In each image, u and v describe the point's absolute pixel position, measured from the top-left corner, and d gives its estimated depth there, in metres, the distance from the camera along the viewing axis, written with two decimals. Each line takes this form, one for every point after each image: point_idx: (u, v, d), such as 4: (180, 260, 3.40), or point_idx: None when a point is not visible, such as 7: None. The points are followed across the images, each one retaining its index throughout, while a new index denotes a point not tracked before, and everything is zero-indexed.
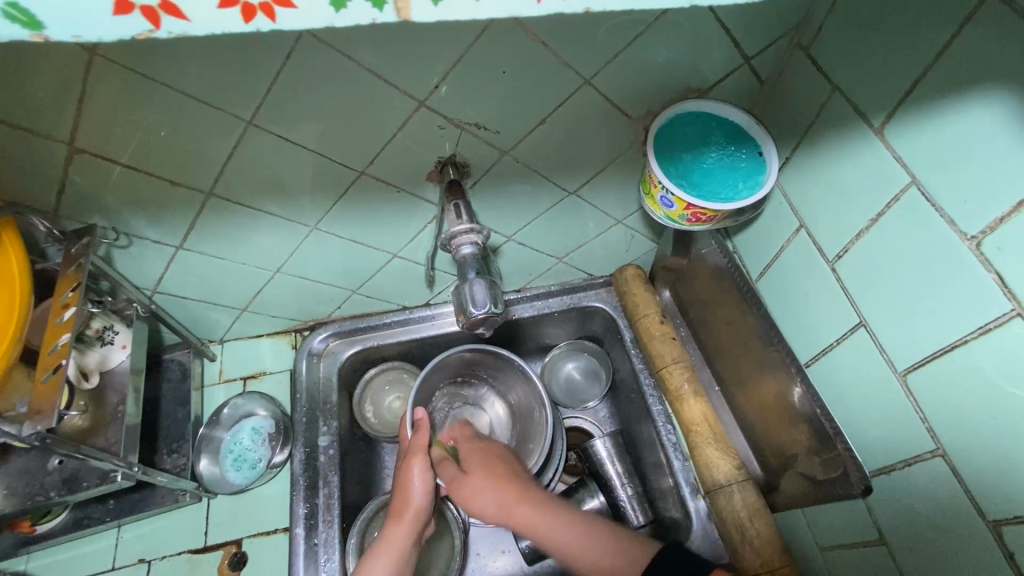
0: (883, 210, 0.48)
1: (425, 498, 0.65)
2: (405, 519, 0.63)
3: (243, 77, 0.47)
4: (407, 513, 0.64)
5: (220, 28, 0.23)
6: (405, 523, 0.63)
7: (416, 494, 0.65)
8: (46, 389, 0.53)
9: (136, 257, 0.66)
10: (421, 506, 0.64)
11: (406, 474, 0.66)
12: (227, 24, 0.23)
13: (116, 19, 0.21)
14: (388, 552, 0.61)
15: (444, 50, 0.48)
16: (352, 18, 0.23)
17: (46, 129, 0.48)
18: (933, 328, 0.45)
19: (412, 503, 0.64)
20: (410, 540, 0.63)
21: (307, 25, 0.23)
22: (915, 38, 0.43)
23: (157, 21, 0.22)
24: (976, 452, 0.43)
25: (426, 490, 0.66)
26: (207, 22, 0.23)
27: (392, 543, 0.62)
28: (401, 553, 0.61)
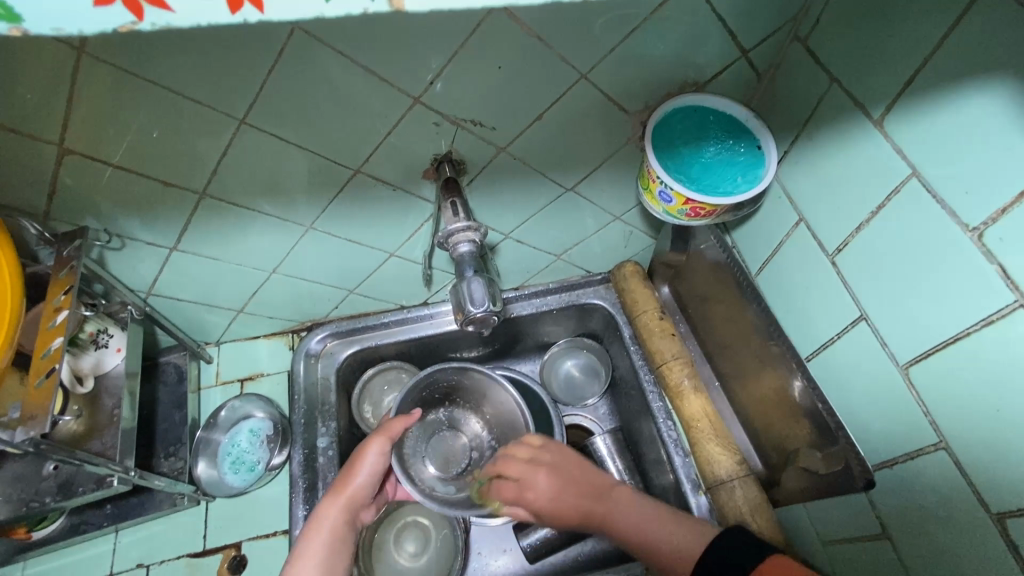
0: (884, 202, 0.48)
1: (369, 481, 0.65)
2: (342, 499, 0.64)
3: (235, 75, 0.46)
4: (346, 491, 0.64)
5: (206, 19, 0.21)
6: (341, 500, 0.64)
7: (365, 477, 0.65)
8: (39, 394, 0.53)
9: (129, 259, 0.65)
10: (363, 489, 0.65)
11: (360, 456, 0.65)
12: (213, 15, 0.21)
13: (99, 12, 0.20)
14: (319, 527, 0.61)
15: (439, 45, 0.47)
16: (344, 7, 0.22)
17: (34, 130, 0.47)
18: (934, 321, 0.45)
19: (355, 484, 0.65)
20: (341, 523, 0.63)
21: (296, 16, 0.22)
22: (915, 27, 0.42)
23: (139, 13, 0.21)
24: (980, 445, 0.43)
25: (374, 472, 0.66)
26: (191, 13, 0.21)
27: (321, 527, 0.62)
28: (332, 532, 0.62)
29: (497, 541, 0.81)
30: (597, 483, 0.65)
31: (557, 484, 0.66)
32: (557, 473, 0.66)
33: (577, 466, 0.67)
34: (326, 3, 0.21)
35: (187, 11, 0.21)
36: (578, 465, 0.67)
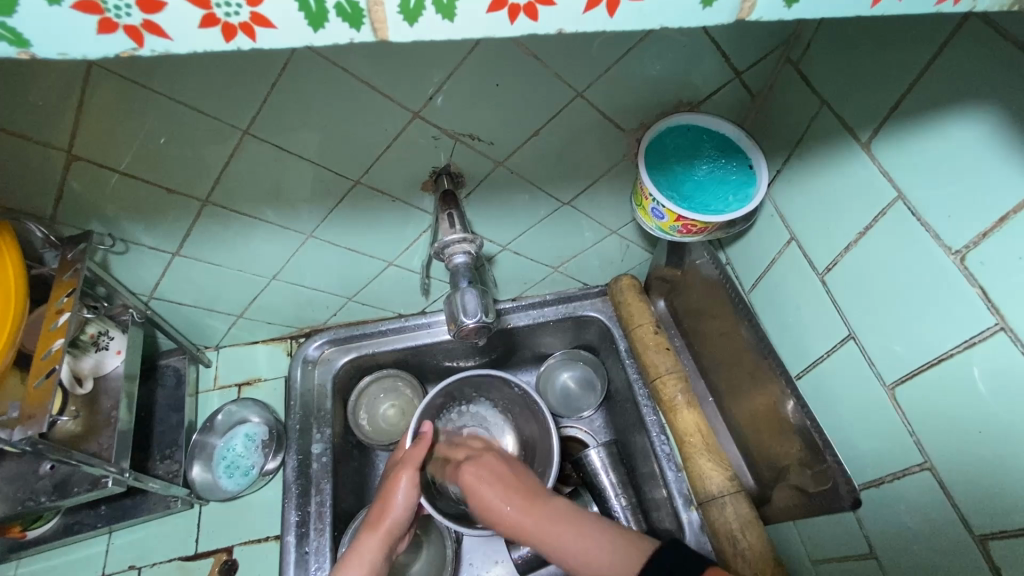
0: (872, 224, 0.49)
1: (406, 512, 0.65)
2: (379, 532, 0.63)
3: (238, 87, 0.48)
4: (382, 526, 0.63)
5: (201, 47, 0.23)
6: (377, 534, 0.63)
7: (397, 510, 0.65)
8: (38, 395, 0.54)
9: (132, 263, 0.67)
10: (399, 521, 0.64)
11: (393, 486, 0.66)
12: (208, 43, 0.23)
13: (100, 39, 0.22)
14: (359, 558, 0.61)
15: (438, 63, 0.49)
16: (331, 37, 0.23)
17: (44, 136, 0.49)
18: (920, 342, 0.46)
19: (391, 515, 0.64)
20: (380, 553, 0.62)
21: (285, 45, 0.23)
22: (902, 54, 0.43)
23: (139, 41, 0.22)
24: (965, 467, 0.43)
25: (408, 505, 0.65)
26: (189, 41, 0.23)
27: (362, 556, 0.61)
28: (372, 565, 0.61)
29: (489, 552, 0.81)
30: (531, 489, 0.63)
31: (475, 481, 0.65)
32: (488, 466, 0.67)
33: (506, 468, 0.67)
34: (316, 35, 0.23)
35: (185, 39, 0.23)
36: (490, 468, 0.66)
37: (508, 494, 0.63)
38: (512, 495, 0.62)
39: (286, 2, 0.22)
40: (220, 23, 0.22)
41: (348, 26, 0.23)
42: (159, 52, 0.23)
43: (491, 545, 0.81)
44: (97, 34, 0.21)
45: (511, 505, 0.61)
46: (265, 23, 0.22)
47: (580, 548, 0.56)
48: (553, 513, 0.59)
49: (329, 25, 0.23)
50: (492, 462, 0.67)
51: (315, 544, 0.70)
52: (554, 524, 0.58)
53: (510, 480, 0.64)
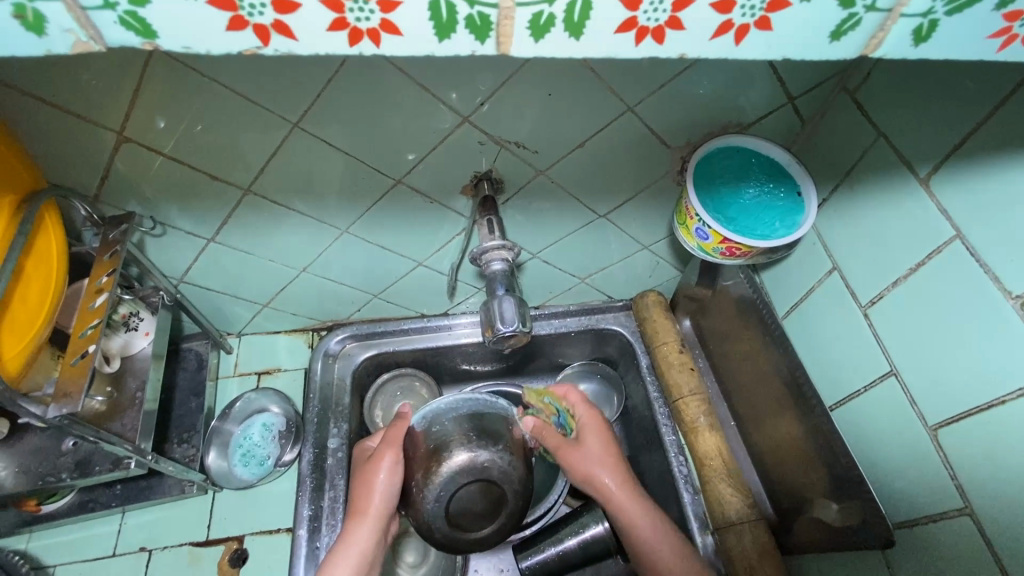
0: (923, 261, 0.48)
1: (388, 497, 0.61)
2: (369, 518, 0.60)
3: (296, 82, 0.48)
4: (370, 513, 0.60)
5: (326, 49, 0.25)
6: (369, 522, 0.60)
7: (380, 496, 0.61)
8: (73, 372, 0.54)
9: (166, 246, 0.67)
10: (385, 507, 0.61)
11: (373, 472, 0.61)
12: (333, 48, 0.25)
13: (230, 36, 0.24)
14: (350, 546, 0.60)
15: (495, 71, 0.49)
16: (456, 49, 0.25)
17: (99, 117, 0.49)
18: (969, 385, 0.45)
19: (376, 502, 0.60)
20: (374, 539, 0.61)
21: (410, 53, 0.25)
22: (970, 92, 0.43)
23: (265, 39, 0.24)
24: (1007, 516, 0.42)
25: (390, 487, 0.61)
26: (314, 45, 0.25)
27: (353, 545, 0.60)
28: (365, 554, 0.60)
29: (496, 561, 0.80)
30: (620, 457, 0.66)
31: (601, 454, 0.66)
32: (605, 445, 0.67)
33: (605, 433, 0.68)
34: (440, 45, 0.25)
35: (309, 43, 0.25)
36: (601, 436, 0.68)
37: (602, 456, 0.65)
38: (613, 467, 0.65)
39: (419, 12, 0.24)
40: (349, 27, 0.24)
41: (472, 40, 0.25)
42: (280, 54, 0.25)
43: (499, 554, 0.80)
44: (227, 30, 0.23)
45: (611, 478, 0.64)
46: (392, 30, 0.24)
47: (649, 544, 0.61)
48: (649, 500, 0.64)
49: (454, 38, 0.25)
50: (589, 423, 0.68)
51: (326, 540, 0.70)
52: (636, 502, 0.63)
53: (627, 465, 0.66)
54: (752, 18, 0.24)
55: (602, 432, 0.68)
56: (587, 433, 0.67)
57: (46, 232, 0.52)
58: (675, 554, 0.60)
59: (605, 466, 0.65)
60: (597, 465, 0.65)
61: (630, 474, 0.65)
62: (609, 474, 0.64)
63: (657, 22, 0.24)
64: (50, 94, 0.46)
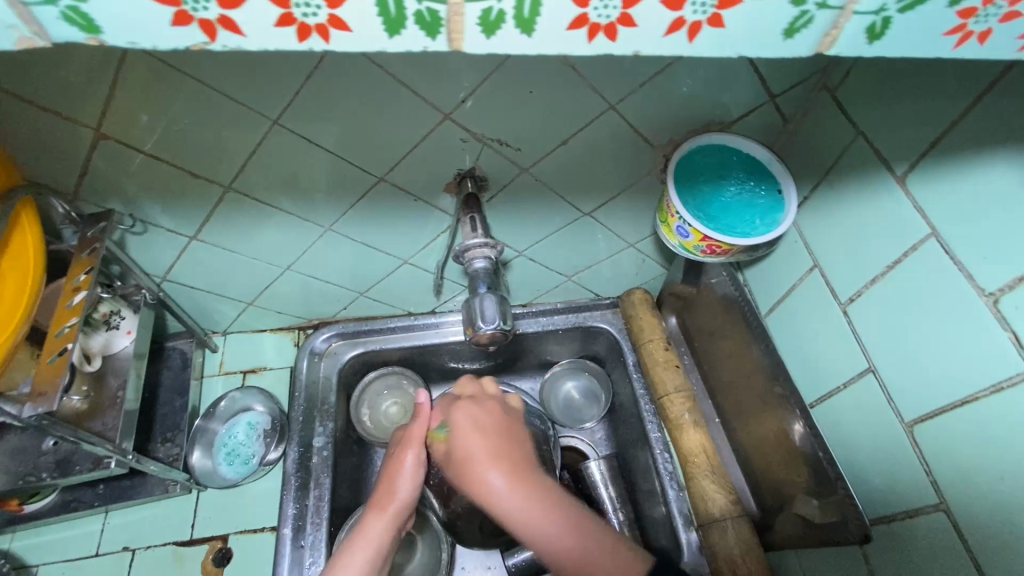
0: (901, 259, 0.48)
1: (412, 492, 0.63)
2: (387, 514, 0.61)
3: (273, 78, 0.48)
4: (390, 505, 0.61)
5: (275, 45, 0.24)
6: (386, 515, 0.61)
7: (403, 491, 0.62)
8: (50, 371, 0.54)
9: (148, 243, 0.66)
10: (407, 501, 0.62)
11: (401, 465, 0.64)
12: (279, 41, 0.24)
13: (175, 30, 0.23)
14: (367, 543, 0.58)
15: (474, 67, 0.48)
16: (403, 44, 0.25)
17: (75, 113, 0.49)
18: (945, 381, 0.45)
19: (398, 495, 0.62)
20: (386, 534, 0.60)
21: (359, 48, 0.25)
22: (945, 92, 0.43)
23: (211, 34, 0.24)
24: (982, 510, 0.43)
25: (414, 479, 0.63)
26: (260, 39, 0.24)
27: (368, 540, 0.59)
28: (378, 549, 0.59)
29: (482, 558, 0.80)
30: (521, 454, 0.59)
31: (475, 445, 0.59)
32: (483, 407, 0.65)
33: (494, 416, 0.64)
34: (388, 40, 0.25)
35: (256, 37, 0.24)
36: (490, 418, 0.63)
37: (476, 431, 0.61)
38: (503, 465, 0.57)
39: (365, 6, 0.23)
40: (296, 22, 0.24)
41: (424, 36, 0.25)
42: (227, 48, 0.25)
43: (485, 551, 0.80)
44: (171, 26, 0.23)
45: (502, 481, 0.56)
46: (340, 26, 0.24)
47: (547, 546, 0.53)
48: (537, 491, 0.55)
49: (403, 34, 0.24)
50: (467, 419, 0.62)
51: (311, 538, 0.70)
52: (533, 503, 0.54)
53: (511, 453, 0.59)
54: (704, 15, 0.24)
55: (494, 431, 0.62)
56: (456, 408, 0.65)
57: (21, 230, 0.51)
58: (569, 530, 0.53)
59: (495, 462, 0.57)
60: (490, 478, 0.56)
61: (518, 459, 0.58)
62: (499, 471, 0.56)
63: (608, 18, 0.24)
64: (26, 91, 0.46)
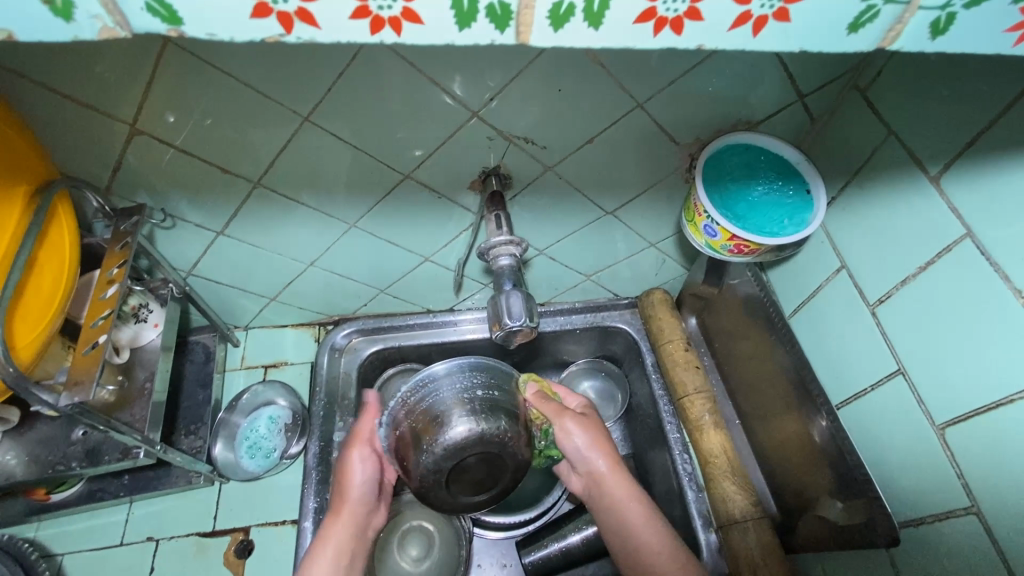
0: (934, 259, 0.48)
1: (363, 495, 0.63)
2: (342, 515, 0.61)
3: (306, 75, 0.48)
4: (343, 508, 0.61)
5: (348, 38, 0.25)
6: (341, 519, 0.61)
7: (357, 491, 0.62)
8: (85, 360, 0.55)
9: (176, 238, 0.67)
10: (358, 501, 0.62)
11: (348, 464, 0.63)
12: (354, 35, 0.25)
13: (255, 24, 0.24)
14: (323, 543, 0.59)
15: (505, 64, 0.48)
16: (475, 37, 0.25)
17: (112, 109, 0.50)
18: (978, 384, 0.45)
19: (349, 497, 0.62)
20: (349, 534, 0.61)
21: (429, 41, 0.25)
22: (981, 92, 0.43)
23: (288, 27, 0.24)
24: (1016, 515, 0.42)
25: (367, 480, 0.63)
26: (336, 33, 0.25)
27: (329, 543, 0.59)
28: (340, 549, 0.59)
29: (499, 555, 0.79)
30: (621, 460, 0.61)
31: (591, 445, 0.60)
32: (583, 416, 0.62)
33: (593, 418, 0.63)
34: (459, 33, 0.25)
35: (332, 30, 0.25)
36: (588, 412, 0.63)
37: (593, 433, 0.61)
38: (607, 452, 0.60)
39: (440, 2, 0.24)
40: (372, 15, 0.24)
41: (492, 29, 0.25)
42: (301, 40, 0.25)
43: (502, 548, 0.80)
44: (252, 19, 0.24)
45: (606, 465, 0.60)
46: (413, 19, 0.25)
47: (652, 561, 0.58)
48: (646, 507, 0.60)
49: (474, 26, 0.25)
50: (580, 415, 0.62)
51: None
52: (632, 500, 0.59)
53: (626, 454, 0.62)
54: (771, 9, 0.24)
55: (597, 424, 0.62)
56: (556, 422, 0.61)
57: (59, 223, 0.53)
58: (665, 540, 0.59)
59: (599, 448, 0.60)
60: (600, 464, 0.60)
61: (624, 468, 0.61)
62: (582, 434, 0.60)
63: (675, 11, 0.24)
64: (65, 86, 0.47)
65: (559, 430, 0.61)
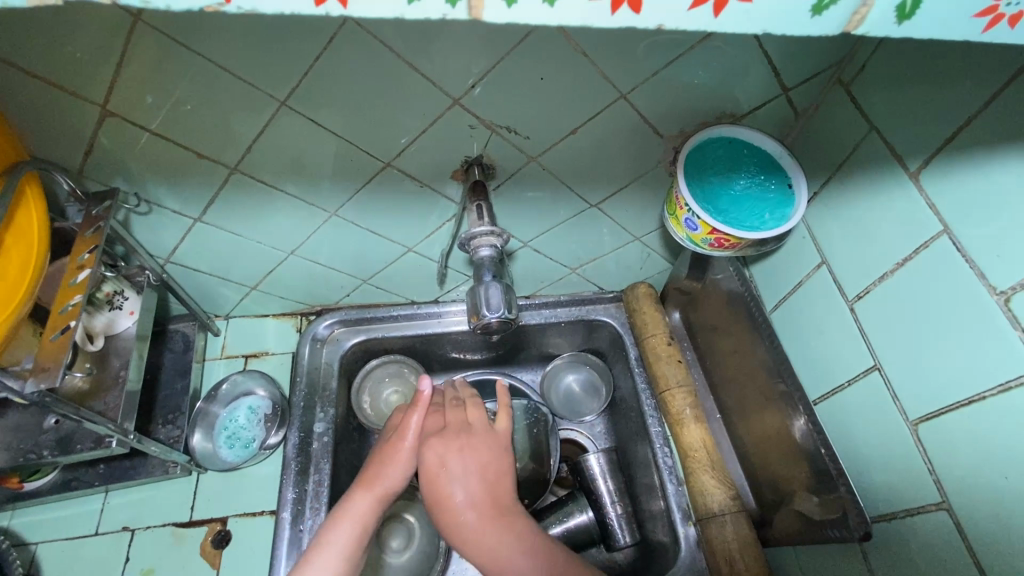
0: (912, 255, 0.48)
1: (401, 478, 0.64)
2: (372, 491, 0.62)
3: (281, 57, 0.47)
4: (376, 487, 0.62)
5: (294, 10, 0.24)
6: (372, 494, 0.62)
7: (394, 474, 0.64)
8: (53, 347, 0.54)
9: (152, 224, 0.66)
10: (394, 484, 0.63)
11: (395, 450, 0.65)
12: (299, 7, 0.24)
13: None
14: (351, 517, 0.60)
15: (485, 51, 0.48)
16: (426, 11, 0.24)
17: (82, 89, 0.48)
18: (952, 381, 0.45)
19: (387, 477, 0.63)
20: (370, 513, 0.61)
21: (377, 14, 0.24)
22: (963, 88, 0.43)
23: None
24: (986, 511, 0.43)
25: (407, 465, 0.65)
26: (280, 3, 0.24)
27: (352, 515, 0.60)
28: (363, 525, 0.60)
29: None
30: (511, 495, 0.63)
31: (460, 473, 0.63)
32: (472, 445, 0.66)
33: (494, 451, 0.66)
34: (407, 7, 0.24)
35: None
36: (486, 447, 0.66)
37: (484, 473, 0.64)
38: (472, 484, 0.62)
39: None
40: None
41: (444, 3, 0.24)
42: (243, 10, 0.24)
43: None
44: None
45: (467, 497, 0.61)
46: None
47: None
48: (518, 546, 0.58)
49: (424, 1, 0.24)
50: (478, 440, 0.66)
51: (310, 523, 0.70)
52: (491, 527, 0.59)
53: (492, 485, 0.63)
54: None
55: (466, 444, 0.66)
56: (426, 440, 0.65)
57: (26, 206, 0.51)
58: None
59: (462, 480, 0.62)
60: (455, 496, 0.61)
61: (493, 497, 0.62)
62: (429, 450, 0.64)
63: None
64: (32, 65, 0.45)
65: (467, 449, 0.65)
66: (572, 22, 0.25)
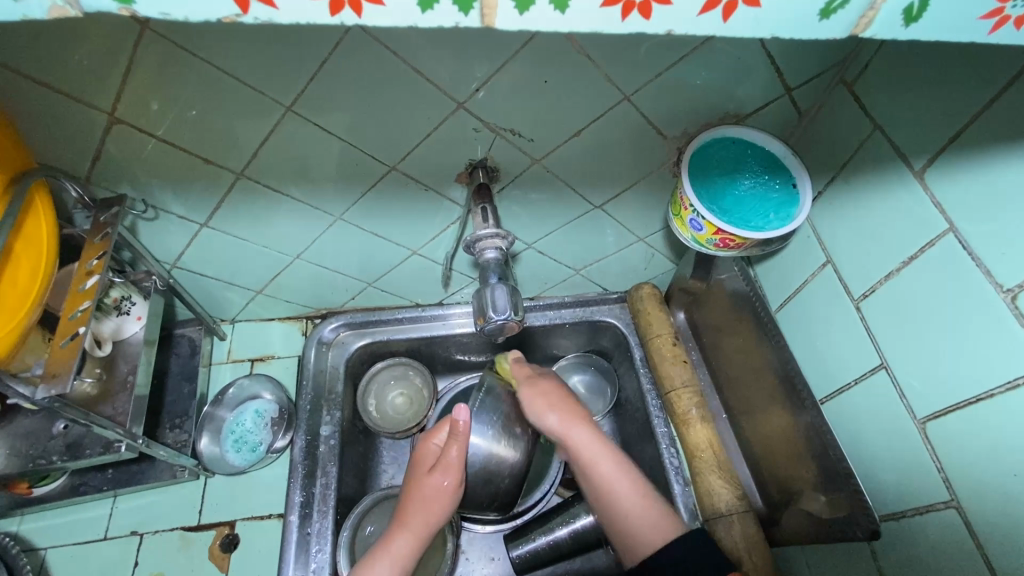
0: (917, 254, 0.48)
1: (441, 510, 0.64)
2: (414, 530, 0.62)
3: (287, 63, 0.47)
4: (418, 527, 0.63)
5: (306, 19, 0.24)
6: (411, 532, 0.62)
7: (439, 506, 0.63)
8: (63, 353, 0.54)
9: (159, 230, 0.66)
10: (436, 522, 0.63)
11: (428, 487, 0.64)
12: (312, 16, 0.24)
13: (208, 3, 0.23)
14: (392, 558, 0.61)
15: (489, 56, 0.48)
16: (438, 19, 0.25)
17: (90, 97, 0.49)
18: (958, 379, 0.45)
19: (429, 517, 0.63)
20: (413, 551, 0.62)
21: (390, 22, 0.24)
22: (966, 86, 0.43)
23: (244, 7, 0.23)
24: (993, 508, 0.43)
25: (445, 503, 0.64)
26: (292, 11, 0.24)
27: (393, 555, 0.61)
28: (402, 565, 0.61)
29: (486, 549, 0.80)
30: (575, 412, 0.67)
31: (546, 405, 0.67)
32: (536, 390, 0.69)
33: (562, 390, 0.70)
34: (420, 15, 0.24)
35: (288, 9, 0.24)
36: (532, 475, 0.64)
37: (562, 407, 0.67)
38: (559, 409, 0.67)
39: None
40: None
41: (455, 10, 0.25)
42: (258, 20, 0.25)
43: (490, 541, 0.80)
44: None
45: (556, 419, 0.66)
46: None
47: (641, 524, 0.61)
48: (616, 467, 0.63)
49: (437, 9, 0.24)
50: (547, 387, 0.69)
51: (317, 526, 0.70)
52: (624, 469, 0.64)
53: (568, 403, 0.67)
54: None
55: (575, 403, 0.68)
56: (535, 381, 0.70)
57: (36, 214, 0.52)
58: (640, 497, 0.62)
59: (552, 408, 0.67)
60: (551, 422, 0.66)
61: (598, 435, 0.65)
62: (555, 414, 0.66)
63: None
64: (41, 73, 0.46)
65: (526, 387, 0.69)
66: (579, 28, 0.25)
